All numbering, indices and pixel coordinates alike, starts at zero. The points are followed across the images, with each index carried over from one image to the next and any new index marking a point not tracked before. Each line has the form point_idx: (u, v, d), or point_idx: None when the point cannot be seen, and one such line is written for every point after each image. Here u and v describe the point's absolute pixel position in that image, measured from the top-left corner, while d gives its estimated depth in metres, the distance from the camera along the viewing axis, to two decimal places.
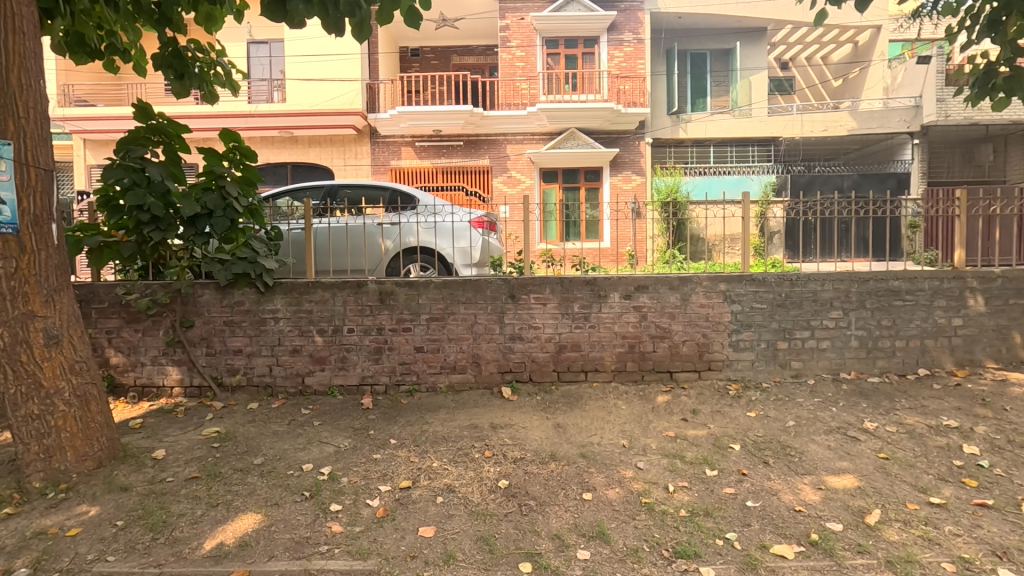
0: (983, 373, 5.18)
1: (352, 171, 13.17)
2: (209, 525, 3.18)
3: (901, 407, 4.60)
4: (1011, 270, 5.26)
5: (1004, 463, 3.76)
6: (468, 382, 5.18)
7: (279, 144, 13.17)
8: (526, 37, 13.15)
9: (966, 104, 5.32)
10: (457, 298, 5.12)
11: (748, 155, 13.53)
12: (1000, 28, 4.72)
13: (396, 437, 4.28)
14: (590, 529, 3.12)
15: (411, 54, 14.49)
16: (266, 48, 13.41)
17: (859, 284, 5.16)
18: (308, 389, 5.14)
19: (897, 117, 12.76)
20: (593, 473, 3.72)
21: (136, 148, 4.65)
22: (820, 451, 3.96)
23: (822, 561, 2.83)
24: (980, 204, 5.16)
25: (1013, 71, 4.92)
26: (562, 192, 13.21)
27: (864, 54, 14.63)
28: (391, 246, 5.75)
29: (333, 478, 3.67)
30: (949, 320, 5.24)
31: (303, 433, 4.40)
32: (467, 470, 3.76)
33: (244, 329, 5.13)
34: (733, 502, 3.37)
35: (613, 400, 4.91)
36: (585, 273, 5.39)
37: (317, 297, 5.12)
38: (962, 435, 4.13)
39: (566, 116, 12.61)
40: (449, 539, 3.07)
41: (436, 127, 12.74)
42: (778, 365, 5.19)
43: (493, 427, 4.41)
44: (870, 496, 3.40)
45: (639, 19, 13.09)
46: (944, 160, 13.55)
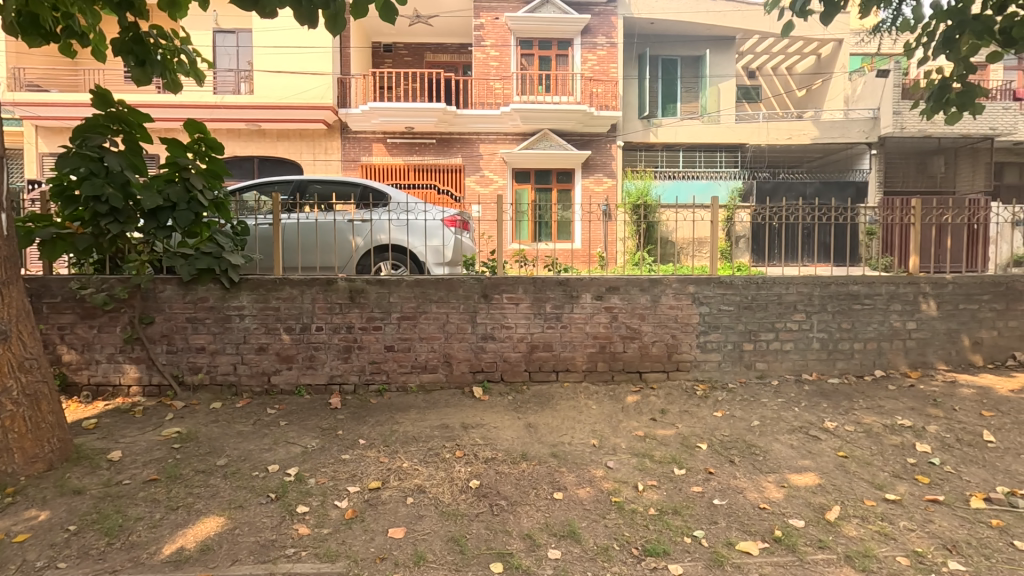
0: (934, 374, 5.43)
1: (321, 167, 12.92)
2: (169, 528, 3.07)
3: (859, 406, 4.77)
4: (961, 276, 5.53)
5: (954, 460, 3.95)
6: (439, 382, 5.14)
7: (246, 136, 12.78)
8: (501, 37, 13.14)
9: (921, 117, 5.53)
10: (429, 296, 5.08)
11: (717, 160, 13.82)
12: (954, 45, 4.93)
13: (365, 438, 4.21)
14: (561, 528, 3.14)
15: (384, 50, 14.34)
16: (233, 37, 13.00)
17: (821, 288, 5.34)
18: (273, 388, 5.02)
19: (856, 127, 13.27)
20: (563, 472, 3.74)
21: (94, 137, 4.40)
22: (783, 449, 4.07)
23: (785, 556, 2.91)
24: (933, 212, 5.39)
25: (965, 86, 5.20)
26: (534, 193, 13.27)
27: (827, 66, 15.24)
28: (361, 244, 5.67)
29: (300, 479, 3.59)
30: (904, 324, 5.46)
31: (268, 434, 4.28)
32: (438, 470, 3.73)
33: (207, 326, 4.97)
34: (700, 500, 3.43)
35: (584, 400, 4.95)
36: (557, 273, 5.44)
37: (284, 294, 5.00)
38: (915, 434, 4.30)
39: (541, 117, 12.69)
40: (420, 540, 3.03)
41: (409, 124, 12.64)
42: (744, 366, 5.32)
43: (464, 427, 4.39)
44: (830, 493, 3.51)
45: (612, 23, 13.25)
46: (899, 171, 14.02)
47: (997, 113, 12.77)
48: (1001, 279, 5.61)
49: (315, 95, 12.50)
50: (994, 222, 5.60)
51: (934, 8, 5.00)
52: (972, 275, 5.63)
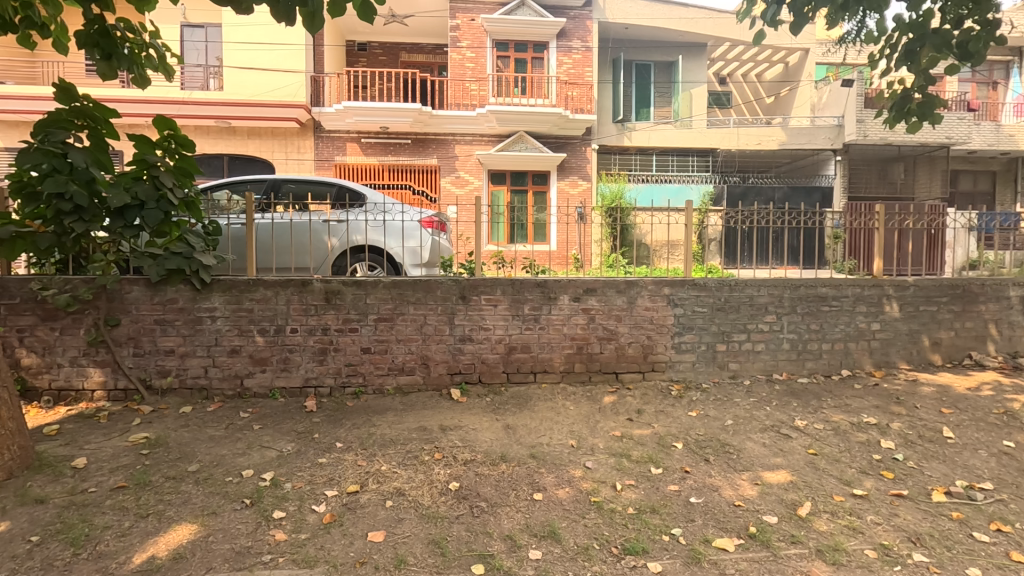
0: (897, 373, 5.63)
1: (294, 166, 12.70)
2: (139, 537, 2.98)
3: (828, 405, 4.92)
4: (922, 279, 5.75)
5: (916, 456, 4.10)
6: (416, 384, 5.11)
7: (215, 133, 12.45)
8: (477, 38, 13.13)
9: (885, 126, 5.77)
10: (407, 298, 5.05)
11: (689, 165, 14.09)
12: (914, 57, 5.23)
13: (342, 441, 4.16)
14: (542, 529, 3.15)
15: (358, 48, 14.21)
16: (202, 32, 12.67)
17: (791, 290, 5.49)
18: (246, 391, 4.91)
19: (822, 134, 13.68)
20: (543, 473, 3.76)
21: (57, 132, 4.20)
22: (756, 448, 4.17)
23: (760, 552, 2.97)
24: (895, 217, 5.61)
25: (925, 97, 5.43)
26: (510, 194, 13.31)
27: (794, 74, 15.68)
28: (337, 244, 5.60)
29: (276, 484, 3.52)
30: (869, 325, 5.66)
31: (242, 438, 4.19)
32: (417, 473, 3.71)
33: (176, 329, 4.84)
34: (677, 498, 3.50)
35: (562, 400, 4.99)
36: (534, 274, 5.48)
37: (258, 295, 4.90)
38: (880, 431, 4.46)
39: (516, 119, 12.73)
40: (401, 543, 3.01)
41: (384, 124, 12.53)
42: (717, 367, 5.44)
43: (443, 429, 4.37)
44: (801, 490, 3.61)
45: (587, 27, 13.39)
46: (861, 177, 14.50)
47: (952, 123, 13.45)
48: (957, 282, 5.88)
49: (288, 93, 12.28)
50: (951, 227, 5.83)
51: (897, 21, 5.20)
52: (930, 278, 5.87)
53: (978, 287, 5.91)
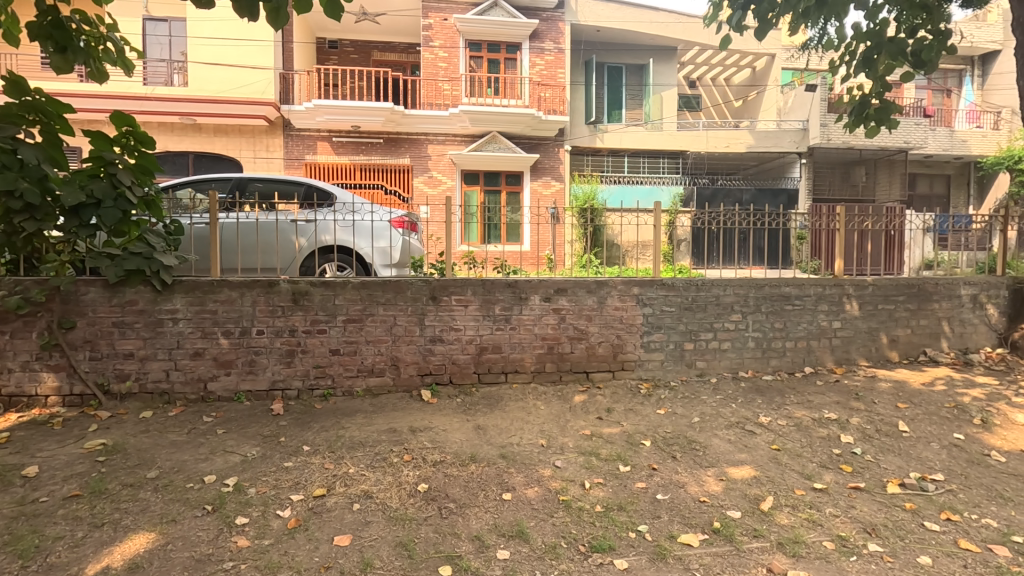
0: (857, 370, 5.81)
1: (262, 164, 12.45)
2: (93, 547, 2.88)
3: (791, 402, 5.05)
4: (880, 279, 5.94)
5: (874, 450, 4.23)
6: (387, 386, 5.06)
7: (179, 130, 12.10)
8: (449, 37, 13.08)
9: (845, 130, 5.97)
10: (377, 298, 4.99)
11: (659, 167, 14.31)
12: (871, 64, 5.49)
13: (309, 444, 4.09)
14: (510, 528, 3.16)
15: (329, 46, 14.04)
16: (166, 26, 12.31)
17: (756, 289, 5.62)
18: (210, 395, 4.80)
19: (788, 138, 14.02)
20: (512, 473, 3.76)
21: (6, 127, 3.98)
22: (722, 444, 4.26)
23: (723, 546, 3.03)
24: (855, 219, 5.80)
25: (882, 103, 5.63)
26: (483, 194, 13.29)
27: (760, 79, 16.05)
28: (305, 245, 5.52)
29: (239, 489, 3.44)
30: (830, 323, 5.83)
31: (205, 443, 4.09)
32: (385, 475, 3.67)
33: (136, 331, 4.69)
34: (645, 495, 3.54)
35: (533, 400, 5.01)
36: (505, 275, 5.50)
37: (222, 296, 4.79)
38: (840, 426, 4.59)
39: (489, 119, 12.71)
40: (367, 547, 2.97)
41: (355, 123, 12.39)
42: (684, 365, 5.53)
43: (412, 431, 4.34)
44: (765, 485, 3.70)
45: (559, 29, 13.48)
46: (825, 180, 15.06)
47: (910, 128, 13.96)
48: (913, 282, 6.11)
49: (257, 90, 12.07)
50: (908, 228, 6.05)
51: (855, 30, 5.40)
52: (889, 278, 6.07)
53: (932, 286, 6.15)
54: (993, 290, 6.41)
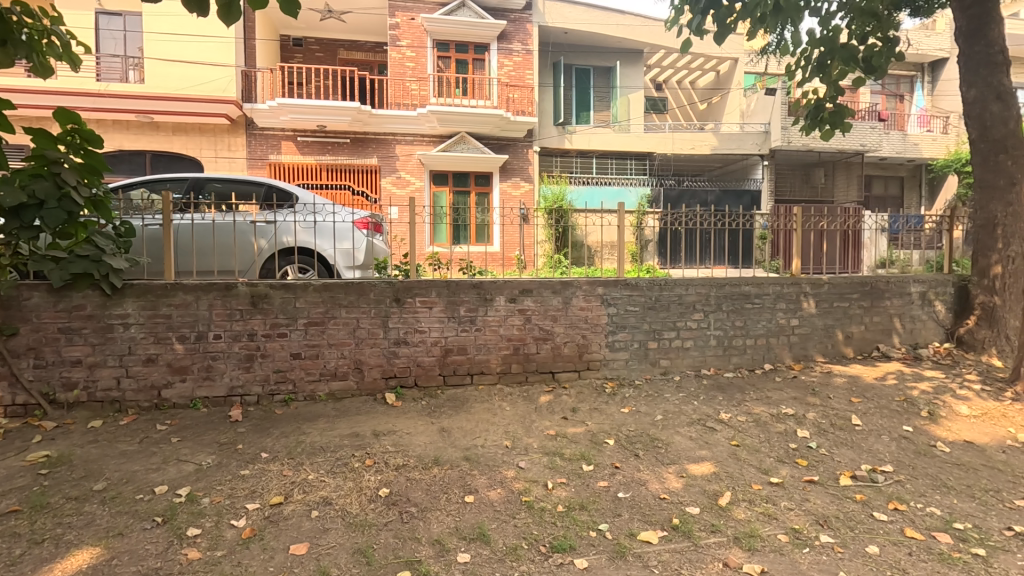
0: (814, 366, 5.98)
1: (224, 164, 12.14)
2: (31, 565, 2.75)
3: (750, 398, 5.16)
4: (836, 278, 6.15)
5: (828, 443, 4.36)
6: (350, 390, 4.98)
7: (136, 129, 11.68)
8: (417, 37, 12.97)
9: (801, 133, 6.15)
10: (339, 301, 4.91)
11: (627, 168, 14.47)
12: (826, 69, 5.72)
13: (268, 451, 3.99)
14: (470, 531, 3.14)
15: (293, 43, 13.77)
16: (121, 21, 11.82)
17: (718, 289, 5.74)
18: (164, 402, 4.64)
19: (750, 140, 14.39)
20: (475, 475, 3.74)
21: None
22: (683, 441, 4.32)
23: (681, 542, 3.08)
24: (812, 219, 5.97)
25: (836, 107, 5.84)
26: (452, 195, 13.22)
27: (725, 82, 16.40)
28: (264, 246, 5.38)
29: (192, 499, 3.33)
30: (788, 321, 5.99)
31: (157, 452, 3.95)
32: (346, 480, 3.61)
33: (84, 337, 4.51)
34: (606, 494, 3.57)
35: (498, 402, 5.00)
36: (471, 276, 5.48)
37: (176, 300, 4.64)
38: (797, 421, 4.72)
39: (458, 119, 12.65)
40: (325, 555, 2.91)
41: (321, 122, 12.17)
42: (649, 364, 5.60)
43: (376, 435, 4.28)
44: (723, 480, 3.77)
45: (527, 30, 13.52)
46: (787, 182, 15.62)
47: (865, 131, 14.46)
48: (868, 280, 6.33)
49: (217, 87, 11.75)
50: (867, 228, 6.24)
51: (810, 36, 5.57)
52: (844, 276, 6.28)
53: (885, 284, 6.38)
54: (940, 287, 6.68)
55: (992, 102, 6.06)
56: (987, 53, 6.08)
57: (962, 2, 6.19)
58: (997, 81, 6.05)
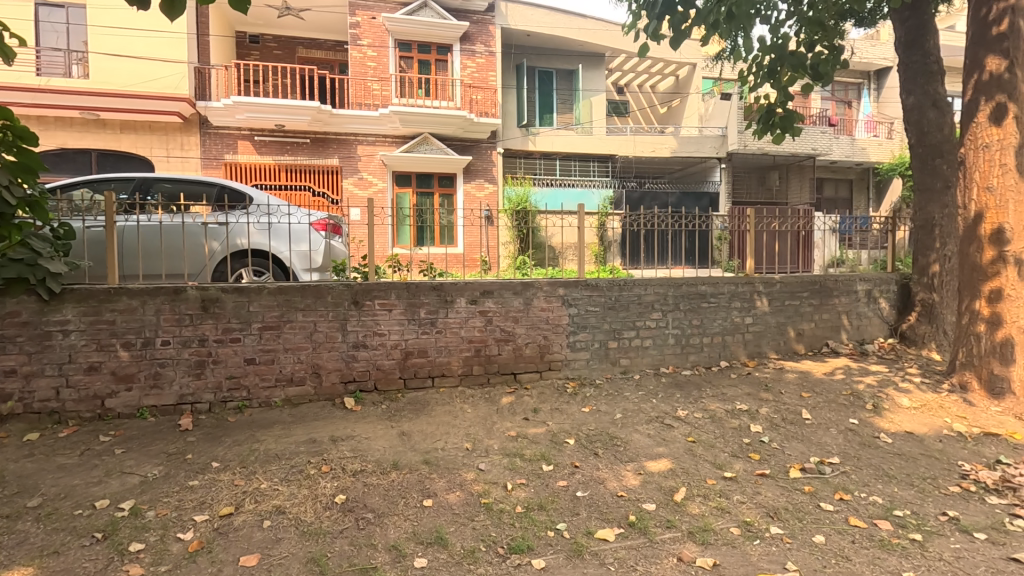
0: (767, 362, 6.17)
1: (176, 164, 11.72)
2: None
3: (707, 395, 5.28)
4: (787, 277, 6.36)
5: (780, 437, 4.51)
6: (307, 395, 4.87)
7: (80, 126, 11.16)
8: (378, 37, 12.79)
9: (754, 136, 6.35)
10: (295, 304, 4.79)
11: (590, 170, 14.63)
12: (776, 75, 5.92)
13: (220, 460, 3.86)
14: (428, 535, 3.10)
15: (250, 40, 13.42)
16: (63, 13, 11.17)
17: (675, 289, 5.86)
18: (108, 412, 4.43)
19: (709, 143, 14.80)
20: (434, 478, 3.71)
21: None
22: (641, 439, 4.39)
23: (638, 539, 3.12)
24: (765, 220, 6.18)
25: (786, 112, 6.05)
26: (415, 196, 13.10)
27: (683, 86, 16.78)
28: (217, 249, 5.20)
29: (135, 513, 3.19)
30: (743, 319, 6.16)
31: (99, 465, 3.77)
32: (300, 488, 3.52)
33: (19, 345, 4.27)
34: (565, 493, 3.59)
35: (459, 404, 4.97)
36: (431, 278, 5.43)
37: (121, 305, 4.44)
38: (750, 417, 4.85)
39: (420, 120, 12.54)
40: (276, 566, 2.83)
41: (279, 121, 11.88)
42: (609, 363, 5.67)
43: (333, 440, 4.19)
44: (679, 476, 3.84)
45: (490, 32, 13.53)
46: (743, 184, 16.20)
47: (816, 135, 15.02)
48: (818, 279, 6.57)
49: (168, 84, 11.28)
50: (818, 229, 6.55)
51: (761, 43, 5.74)
52: (795, 275, 6.51)
53: (833, 283, 6.64)
54: (884, 286, 6.99)
55: (929, 109, 6.38)
56: (923, 63, 6.40)
57: (900, 14, 6.50)
58: (933, 89, 6.38)
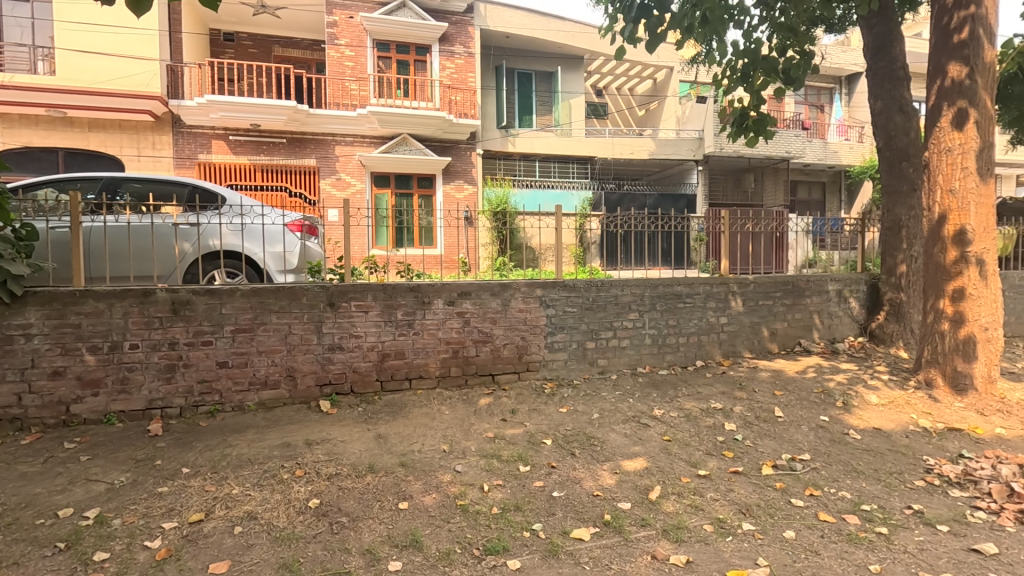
0: (742, 361, 6.27)
1: (148, 163, 11.48)
2: None
3: (682, 394, 5.35)
4: (761, 277, 6.47)
5: (753, 435, 4.58)
6: (281, 399, 4.80)
7: (47, 124, 10.85)
8: (356, 36, 12.68)
9: (728, 139, 6.45)
10: (269, 307, 4.72)
11: (569, 171, 14.70)
12: (749, 79, 6.02)
13: (190, 465, 3.78)
14: (403, 538, 3.08)
15: (224, 38, 13.21)
16: (28, 7, 10.86)
17: (652, 289, 5.92)
18: (73, 418, 4.31)
19: (686, 146, 15.02)
20: (410, 481, 3.69)
21: None
22: (618, 438, 4.42)
23: (613, 538, 3.14)
24: (740, 222, 6.29)
25: (759, 115, 6.15)
26: (394, 197, 13.01)
27: (661, 89, 16.99)
28: (188, 250, 5.08)
29: (101, 522, 3.11)
30: (718, 319, 6.26)
31: (63, 472, 3.66)
32: (273, 493, 3.46)
33: None
34: (541, 493, 3.60)
35: (437, 406, 4.94)
36: (409, 280, 5.40)
37: (87, 308, 4.32)
38: (724, 415, 4.93)
39: (399, 121, 12.46)
40: (246, 572, 2.78)
41: (254, 121, 11.70)
42: (587, 364, 5.70)
43: (308, 444, 4.14)
44: (654, 475, 3.88)
45: (469, 33, 13.51)
46: (720, 186, 16.57)
47: (790, 139, 15.32)
48: (791, 279, 6.70)
49: (139, 82, 11.03)
50: (792, 230, 6.75)
51: (735, 47, 5.83)
52: (768, 275, 6.62)
53: (805, 283, 6.78)
54: (854, 285, 7.16)
55: (896, 114, 6.55)
56: (890, 68, 6.57)
57: (868, 21, 6.66)
58: (899, 94, 6.55)
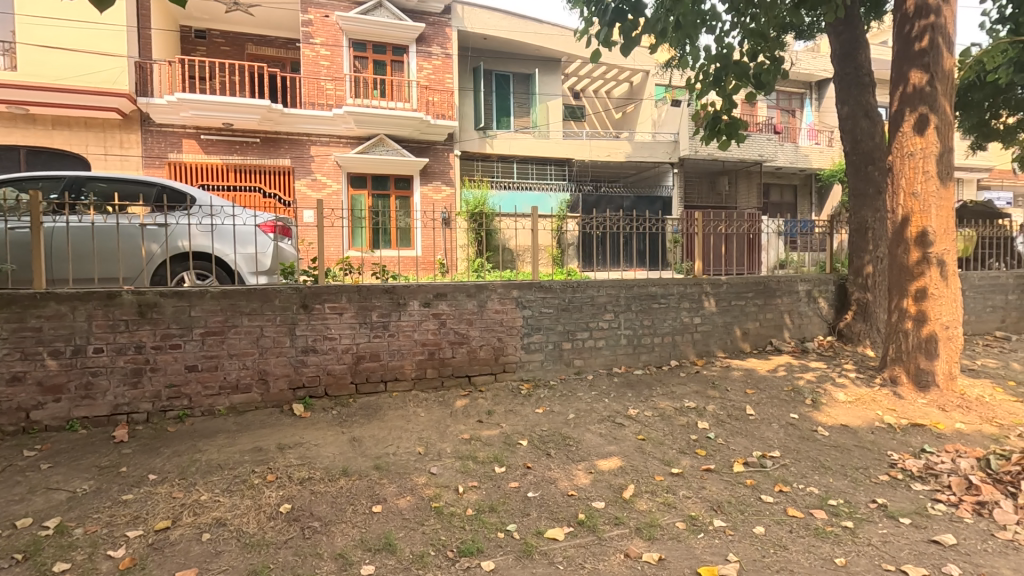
0: (715, 361, 6.37)
1: (115, 162, 11.18)
2: None
3: (657, 393, 5.41)
4: (734, 277, 6.58)
5: (725, 433, 4.66)
6: (253, 402, 4.71)
7: (8, 121, 10.49)
8: (332, 35, 12.53)
9: (701, 142, 6.56)
10: (240, 309, 4.63)
11: (547, 173, 14.77)
12: (721, 83, 6.13)
13: (157, 472, 3.69)
14: (376, 542, 3.05)
15: (195, 36, 12.95)
16: None
17: (627, 290, 5.98)
18: (34, 425, 4.17)
19: (662, 148, 15.22)
20: (384, 484, 3.66)
21: None
22: (593, 438, 4.45)
23: (586, 537, 3.16)
24: (713, 223, 6.40)
25: (731, 119, 6.27)
26: (371, 198, 12.89)
27: (637, 93, 17.18)
28: (155, 251, 4.96)
29: (61, 532, 3.01)
30: (692, 319, 6.35)
31: (22, 481, 3.54)
32: (243, 499, 3.39)
33: None
34: (516, 494, 3.60)
35: (413, 408, 4.91)
36: (384, 281, 5.35)
37: (48, 311, 4.18)
38: (698, 414, 5.00)
39: (376, 121, 12.36)
40: None
41: (226, 120, 11.48)
42: (563, 364, 5.73)
43: (280, 448, 4.07)
44: (628, 474, 3.91)
45: (446, 34, 13.46)
46: (695, 189, 16.77)
47: (762, 143, 15.64)
48: (762, 279, 6.84)
49: (105, 79, 10.75)
50: (765, 231, 6.86)
51: (707, 52, 5.93)
52: (740, 276, 6.74)
53: (776, 283, 6.92)
54: (823, 286, 7.34)
55: (862, 119, 6.74)
56: (856, 74, 6.76)
57: (835, 28, 6.84)
58: (865, 100, 6.73)
